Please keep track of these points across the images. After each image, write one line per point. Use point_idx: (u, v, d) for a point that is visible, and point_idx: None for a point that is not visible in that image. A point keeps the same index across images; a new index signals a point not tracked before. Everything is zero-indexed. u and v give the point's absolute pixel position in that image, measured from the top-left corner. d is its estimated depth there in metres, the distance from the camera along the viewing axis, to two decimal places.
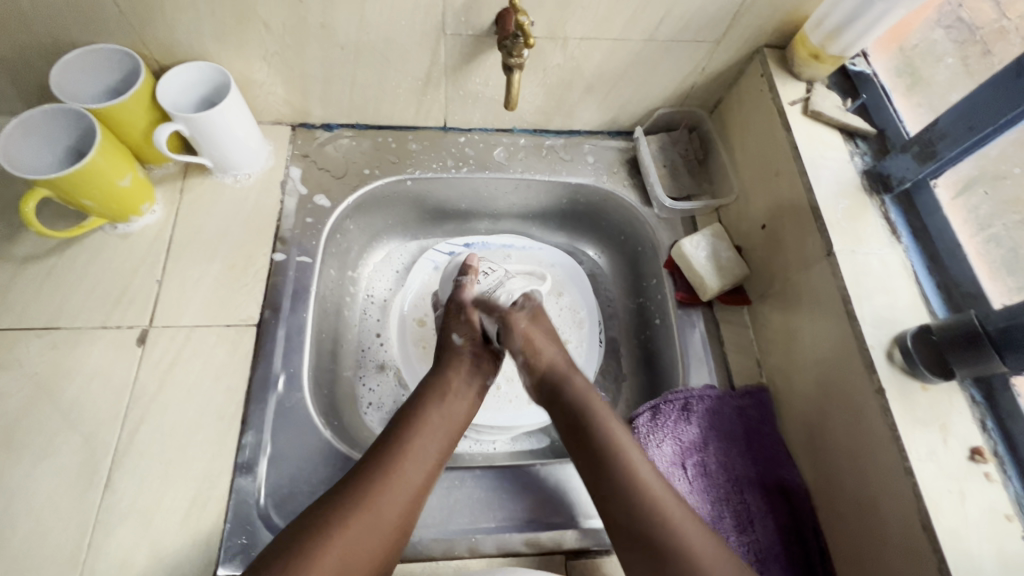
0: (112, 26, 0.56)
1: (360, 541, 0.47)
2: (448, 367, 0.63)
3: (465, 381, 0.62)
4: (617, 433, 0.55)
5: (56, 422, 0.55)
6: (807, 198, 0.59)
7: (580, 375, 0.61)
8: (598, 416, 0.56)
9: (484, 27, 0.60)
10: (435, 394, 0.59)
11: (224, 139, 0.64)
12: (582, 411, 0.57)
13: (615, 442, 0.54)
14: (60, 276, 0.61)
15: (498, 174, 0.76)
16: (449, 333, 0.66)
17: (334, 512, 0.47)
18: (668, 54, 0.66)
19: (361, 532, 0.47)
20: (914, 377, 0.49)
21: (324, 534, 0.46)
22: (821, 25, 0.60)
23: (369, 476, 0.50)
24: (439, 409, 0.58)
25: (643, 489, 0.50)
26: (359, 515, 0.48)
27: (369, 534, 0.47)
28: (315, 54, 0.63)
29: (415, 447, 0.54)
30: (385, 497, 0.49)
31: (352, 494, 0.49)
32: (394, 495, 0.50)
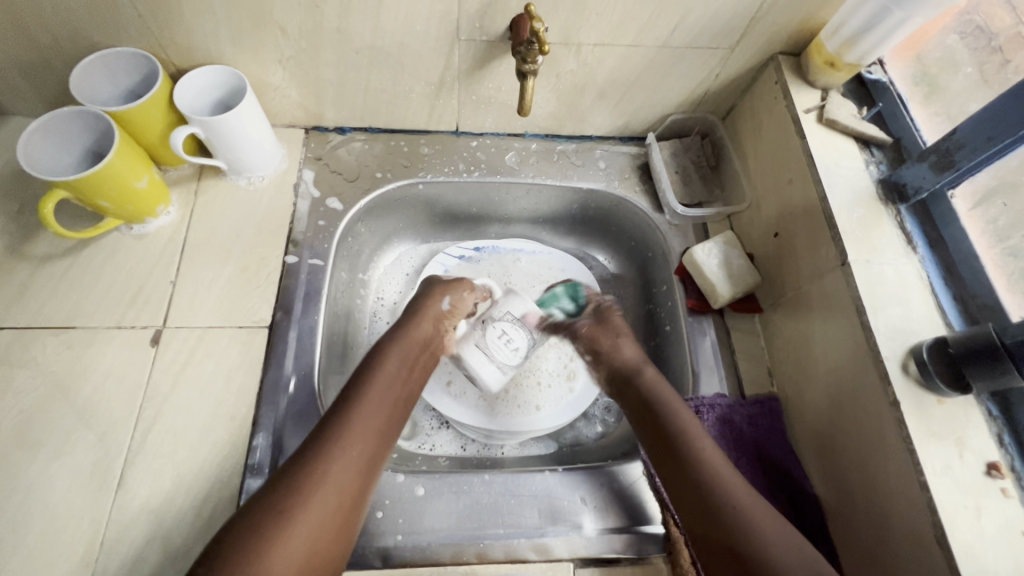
0: (131, 29, 0.57)
1: (325, 511, 0.46)
2: (405, 327, 0.62)
3: (425, 343, 0.62)
4: (687, 422, 0.55)
5: (71, 420, 0.55)
6: (822, 206, 0.58)
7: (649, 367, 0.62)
8: (669, 409, 0.57)
9: (498, 33, 0.60)
10: (389, 357, 0.58)
11: (239, 141, 0.64)
12: (652, 405, 0.58)
13: (688, 430, 0.54)
14: (77, 275, 0.62)
15: (510, 179, 0.76)
16: (439, 294, 0.67)
17: (291, 486, 0.46)
18: (681, 60, 0.66)
19: (324, 502, 0.46)
20: (929, 390, 0.48)
21: (284, 513, 0.44)
22: (837, 33, 0.60)
23: (324, 442, 0.49)
24: (406, 358, 0.59)
25: (713, 475, 0.50)
26: (317, 484, 0.46)
27: (330, 503, 0.46)
28: (329, 58, 0.63)
29: (366, 409, 0.52)
30: (342, 460, 0.48)
31: (306, 465, 0.47)
32: (352, 457, 0.49)
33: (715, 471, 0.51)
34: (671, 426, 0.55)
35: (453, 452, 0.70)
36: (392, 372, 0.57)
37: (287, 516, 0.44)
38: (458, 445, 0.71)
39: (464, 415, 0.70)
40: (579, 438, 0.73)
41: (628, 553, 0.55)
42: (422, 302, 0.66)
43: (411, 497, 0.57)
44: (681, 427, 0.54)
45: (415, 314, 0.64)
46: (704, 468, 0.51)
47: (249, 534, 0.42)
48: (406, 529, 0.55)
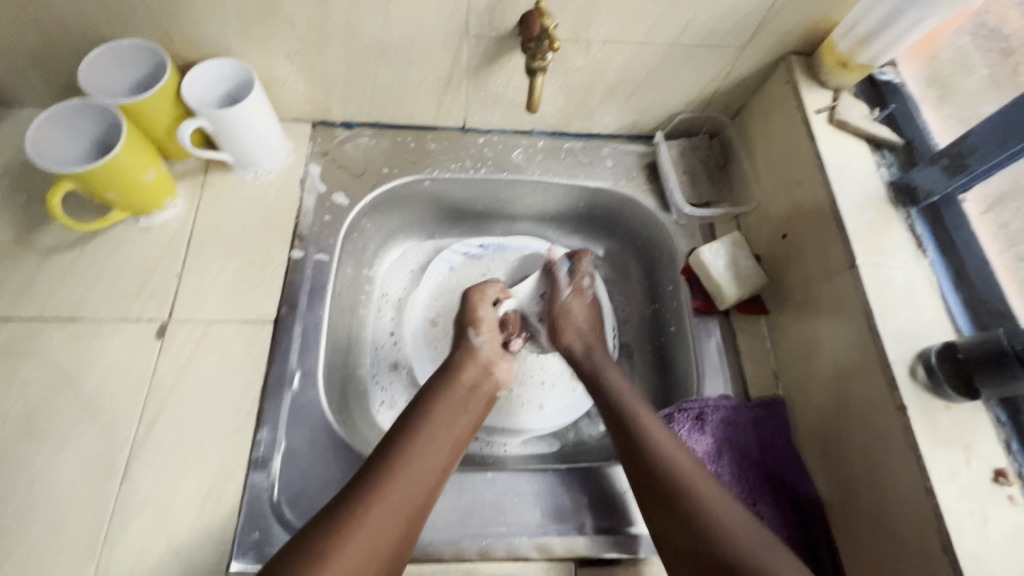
0: (139, 21, 0.57)
1: (354, 566, 0.44)
2: (454, 368, 0.62)
3: (472, 388, 0.61)
4: (645, 416, 0.56)
5: (76, 412, 0.56)
6: (831, 209, 0.58)
7: (613, 366, 0.65)
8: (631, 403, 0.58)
9: (508, 30, 0.60)
10: (437, 405, 0.57)
11: (246, 135, 0.64)
12: (612, 400, 0.59)
13: (647, 425, 0.55)
14: (83, 267, 0.62)
15: (516, 176, 0.76)
16: (466, 328, 0.66)
17: (328, 533, 0.45)
18: (691, 59, 0.65)
19: (354, 556, 0.45)
20: (937, 396, 0.48)
21: (317, 561, 0.43)
22: (850, 33, 0.59)
23: (364, 493, 0.48)
24: (450, 416, 0.57)
25: (677, 468, 0.51)
26: (351, 536, 0.45)
27: (360, 558, 0.45)
28: (337, 52, 0.63)
29: (410, 462, 0.51)
30: (380, 512, 0.47)
31: (344, 514, 0.46)
32: (389, 510, 0.48)
33: (680, 465, 0.52)
34: (632, 420, 0.56)
35: None
36: (436, 429, 0.55)
37: (320, 566, 0.43)
38: None
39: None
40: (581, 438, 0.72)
41: (630, 554, 0.55)
42: (456, 343, 0.66)
43: None
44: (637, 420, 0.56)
45: (465, 356, 0.63)
46: (664, 457, 0.52)
47: None
48: None
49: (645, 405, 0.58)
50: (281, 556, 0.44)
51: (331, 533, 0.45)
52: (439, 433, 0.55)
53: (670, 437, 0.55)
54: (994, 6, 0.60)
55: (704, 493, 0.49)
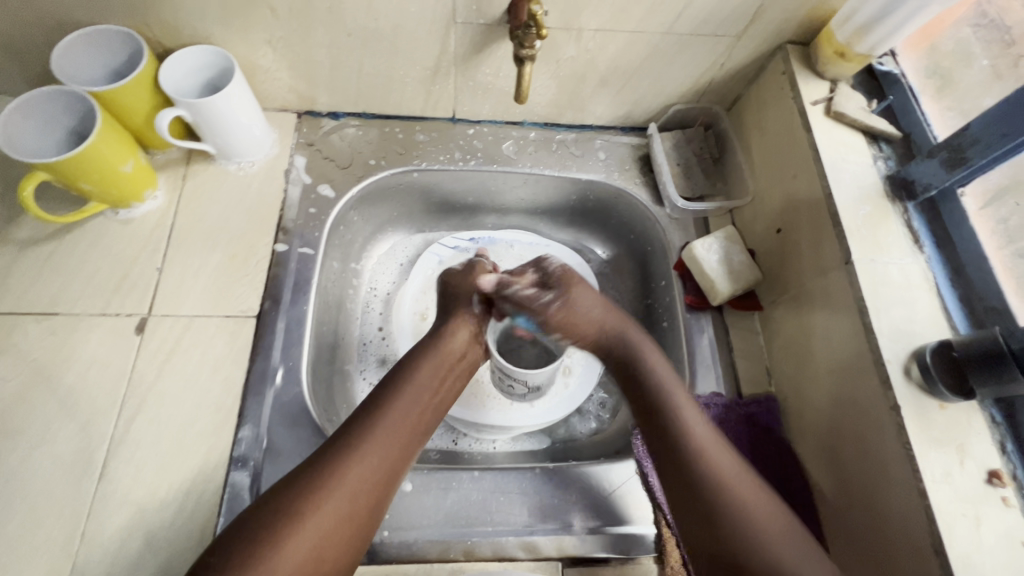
0: (113, 5, 0.55)
1: (331, 526, 0.44)
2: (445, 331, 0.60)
3: (460, 353, 0.60)
4: (683, 410, 0.53)
5: (53, 409, 0.54)
6: (827, 203, 0.56)
7: (655, 354, 0.57)
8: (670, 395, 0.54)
9: (496, 16, 0.58)
10: (424, 360, 0.57)
11: (228, 125, 0.62)
12: (651, 399, 0.55)
13: (685, 421, 0.52)
14: (60, 260, 0.61)
15: (507, 168, 0.74)
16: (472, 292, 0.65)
17: (306, 493, 0.45)
18: (686, 48, 0.64)
19: (330, 517, 0.45)
20: (931, 395, 0.47)
21: (293, 522, 0.43)
22: (848, 22, 0.57)
23: (342, 451, 0.48)
24: (434, 376, 0.56)
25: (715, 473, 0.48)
26: (328, 495, 0.45)
27: (336, 519, 0.45)
28: (320, 39, 0.61)
29: (392, 423, 0.51)
30: (359, 472, 0.47)
31: (323, 470, 0.46)
32: (368, 470, 0.48)
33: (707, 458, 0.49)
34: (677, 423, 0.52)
35: (444, 446, 0.69)
36: (420, 388, 0.55)
37: (297, 521, 0.43)
38: (450, 439, 0.70)
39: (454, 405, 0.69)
40: (571, 434, 0.71)
41: (620, 553, 0.55)
42: (456, 301, 0.64)
43: (398, 494, 0.56)
44: (680, 422, 0.52)
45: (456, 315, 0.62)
46: (711, 476, 0.48)
47: (247, 544, 0.42)
48: (392, 525, 0.54)
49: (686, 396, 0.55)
50: (256, 514, 0.44)
51: (309, 487, 0.45)
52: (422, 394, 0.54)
53: (719, 447, 0.50)
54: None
55: (733, 489, 0.47)
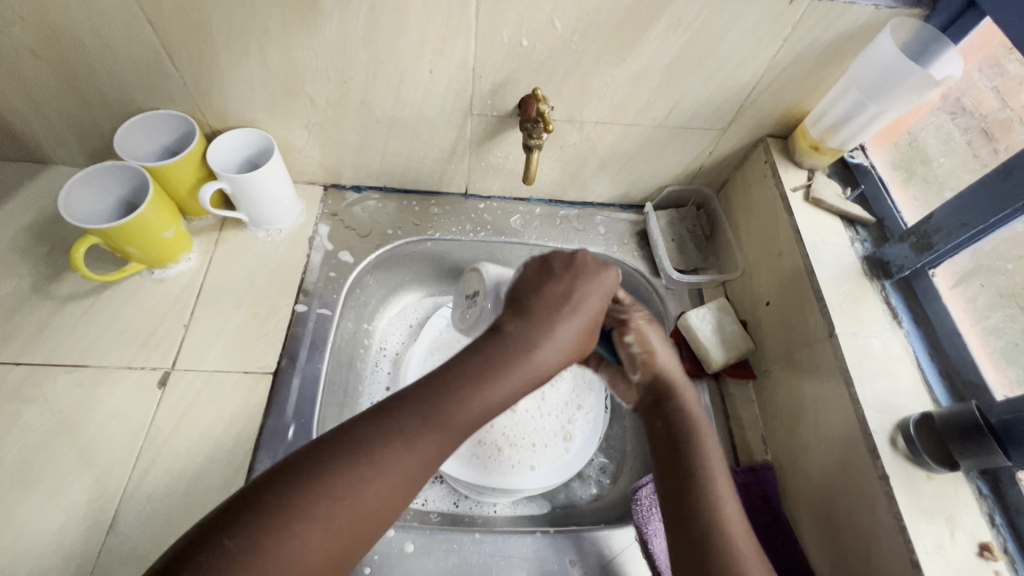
0: (175, 94, 0.64)
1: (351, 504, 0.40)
2: (539, 324, 0.51)
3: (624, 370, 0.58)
4: (713, 461, 0.50)
5: (72, 460, 0.56)
6: (810, 279, 0.61)
7: (694, 395, 0.56)
8: (695, 429, 0.53)
9: (508, 109, 0.66)
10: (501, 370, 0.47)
11: (261, 196, 0.69)
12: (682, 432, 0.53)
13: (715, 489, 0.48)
14: (94, 316, 0.65)
15: (514, 239, 0.80)
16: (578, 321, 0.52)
17: (331, 469, 0.40)
18: (677, 138, 0.71)
19: (357, 488, 0.40)
20: (918, 466, 0.49)
21: (322, 487, 0.40)
22: (821, 120, 0.65)
23: (386, 430, 0.43)
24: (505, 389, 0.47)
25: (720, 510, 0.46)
26: (372, 461, 0.41)
27: (374, 487, 0.41)
28: (351, 124, 0.68)
29: (449, 417, 0.45)
30: (430, 437, 0.44)
31: (406, 422, 0.44)
32: (433, 445, 0.44)
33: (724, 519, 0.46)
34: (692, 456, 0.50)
35: (445, 508, 0.70)
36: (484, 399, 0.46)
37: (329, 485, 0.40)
38: (450, 501, 0.71)
39: (414, 375, 0.77)
40: (571, 499, 0.73)
41: None
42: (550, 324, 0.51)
43: (399, 554, 0.56)
44: (712, 496, 0.47)
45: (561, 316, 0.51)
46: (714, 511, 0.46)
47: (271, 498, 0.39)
48: None
49: (721, 459, 0.51)
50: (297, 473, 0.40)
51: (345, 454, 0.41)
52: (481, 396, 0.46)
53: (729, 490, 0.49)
54: (969, 90, 0.62)
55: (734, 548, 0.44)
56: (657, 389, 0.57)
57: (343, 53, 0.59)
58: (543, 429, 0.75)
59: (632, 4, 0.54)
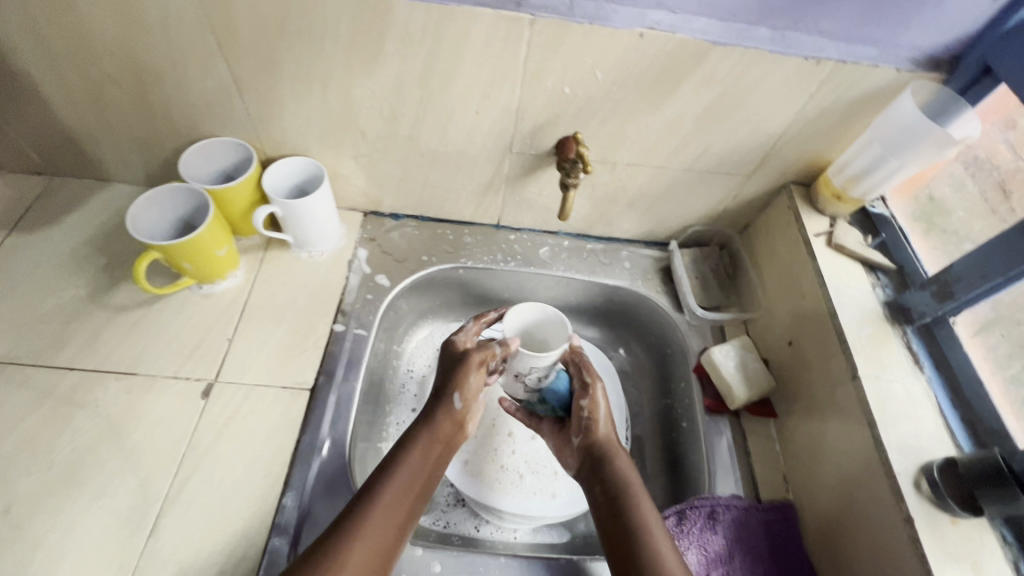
0: (238, 124, 0.68)
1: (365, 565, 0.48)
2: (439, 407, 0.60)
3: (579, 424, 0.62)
4: (646, 514, 0.54)
5: (117, 464, 0.59)
6: (833, 322, 0.63)
7: (621, 453, 0.60)
8: (626, 485, 0.56)
9: (546, 149, 0.70)
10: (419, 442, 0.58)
11: (309, 220, 0.73)
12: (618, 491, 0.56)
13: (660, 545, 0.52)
14: (145, 326, 0.68)
15: (542, 270, 0.83)
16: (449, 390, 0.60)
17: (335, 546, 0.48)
18: (703, 181, 0.75)
19: (360, 553, 0.48)
20: (943, 510, 0.50)
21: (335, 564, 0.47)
22: (843, 171, 0.68)
23: (367, 497, 0.52)
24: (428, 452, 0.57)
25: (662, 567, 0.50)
26: (362, 524, 0.50)
27: (375, 546, 0.49)
28: (396, 157, 0.73)
29: (406, 472, 0.55)
30: (398, 489, 0.53)
31: (374, 487, 0.53)
32: (404, 498, 0.53)
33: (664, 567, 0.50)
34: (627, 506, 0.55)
35: (467, 532, 0.72)
36: (419, 458, 0.56)
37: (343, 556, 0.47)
38: (472, 525, 0.73)
39: None
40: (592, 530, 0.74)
41: None
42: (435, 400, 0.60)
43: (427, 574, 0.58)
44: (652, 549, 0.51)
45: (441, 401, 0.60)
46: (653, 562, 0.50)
47: None
48: None
49: (651, 508, 0.55)
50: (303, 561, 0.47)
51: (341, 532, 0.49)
52: (421, 457, 0.57)
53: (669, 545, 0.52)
54: (986, 147, 0.65)
55: None
56: (595, 455, 0.60)
57: (398, 93, 0.63)
58: None
59: (670, 59, 0.58)
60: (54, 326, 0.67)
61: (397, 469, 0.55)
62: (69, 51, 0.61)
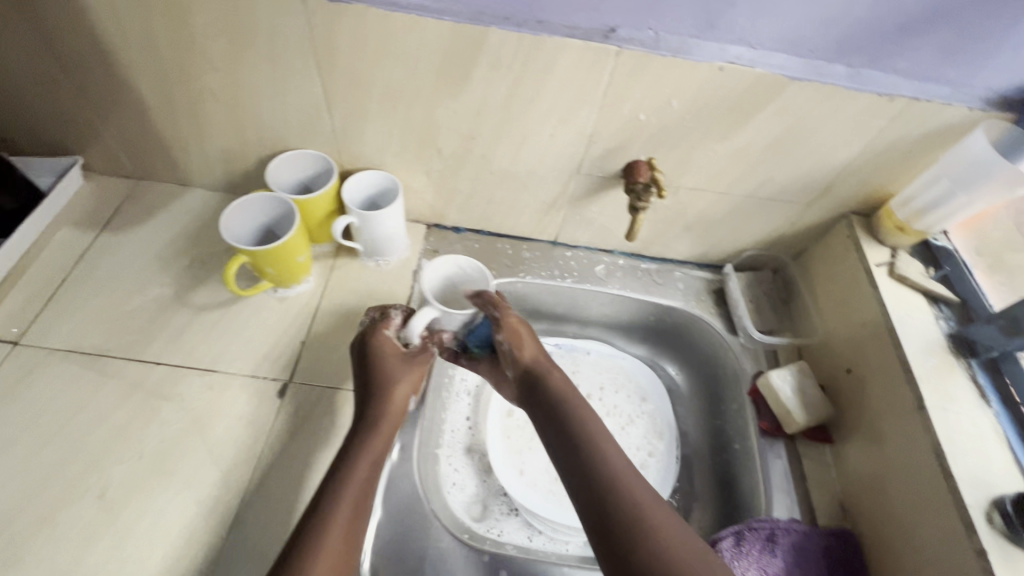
0: (322, 137, 0.72)
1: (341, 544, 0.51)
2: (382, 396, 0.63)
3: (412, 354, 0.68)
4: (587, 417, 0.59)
5: (201, 457, 0.62)
6: (896, 351, 0.64)
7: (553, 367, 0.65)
8: (563, 395, 0.62)
9: (613, 172, 0.73)
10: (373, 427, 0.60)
11: (381, 232, 0.76)
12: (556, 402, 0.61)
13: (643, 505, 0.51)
14: (224, 326, 0.72)
15: (598, 288, 0.85)
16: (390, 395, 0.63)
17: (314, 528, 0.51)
18: (763, 208, 0.77)
19: (333, 533, 0.51)
20: (1016, 545, 0.51)
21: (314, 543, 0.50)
22: (908, 204, 0.69)
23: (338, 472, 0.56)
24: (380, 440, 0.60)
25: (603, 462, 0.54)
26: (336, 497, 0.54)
27: (344, 524, 0.52)
28: (466, 174, 0.76)
29: (368, 450, 0.58)
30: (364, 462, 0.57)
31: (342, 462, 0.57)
32: (366, 470, 0.57)
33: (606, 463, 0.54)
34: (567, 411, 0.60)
35: (519, 541, 0.73)
36: (375, 440, 0.59)
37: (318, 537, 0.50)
38: (525, 535, 0.74)
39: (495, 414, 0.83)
40: None
41: None
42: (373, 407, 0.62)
43: None
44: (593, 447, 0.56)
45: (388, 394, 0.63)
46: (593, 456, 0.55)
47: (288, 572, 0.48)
48: None
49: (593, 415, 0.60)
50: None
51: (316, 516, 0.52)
52: (377, 439, 0.60)
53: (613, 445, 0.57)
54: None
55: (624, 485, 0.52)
56: (530, 378, 0.65)
57: (479, 115, 0.66)
58: None
59: (746, 92, 0.61)
60: (142, 322, 0.71)
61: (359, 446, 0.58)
62: (177, 66, 0.65)
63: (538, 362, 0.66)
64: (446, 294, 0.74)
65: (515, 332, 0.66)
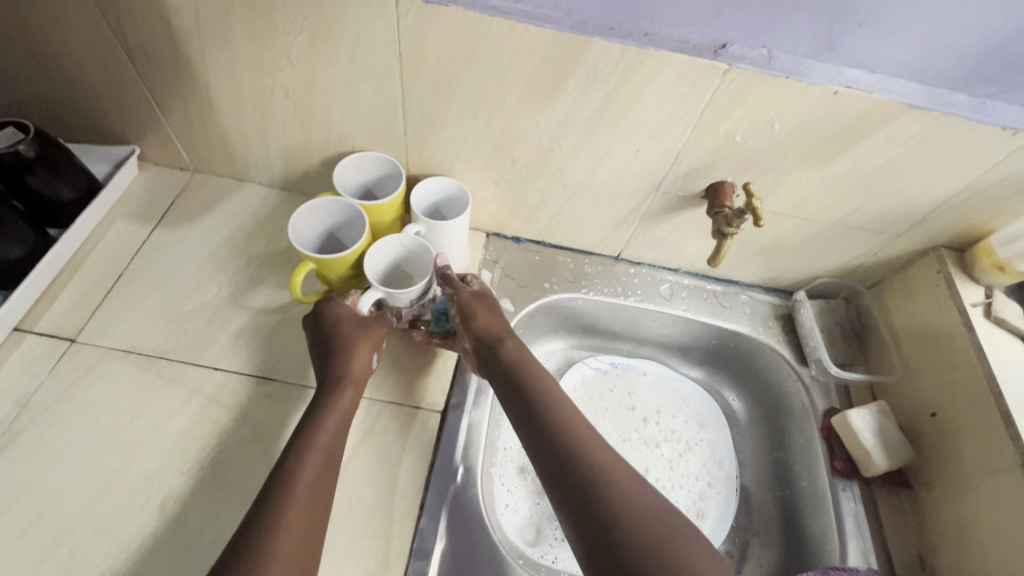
0: (392, 140, 0.69)
1: (305, 513, 0.48)
2: (339, 359, 0.60)
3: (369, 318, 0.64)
4: (555, 391, 0.58)
5: (260, 470, 0.60)
6: (996, 400, 0.60)
7: (509, 336, 0.63)
8: (528, 366, 0.60)
9: (695, 192, 0.69)
10: (328, 393, 0.58)
11: (447, 243, 0.72)
12: (518, 371, 0.59)
13: (613, 473, 0.50)
14: (282, 331, 0.69)
15: (661, 308, 0.82)
16: (345, 356, 0.61)
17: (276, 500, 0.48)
18: (846, 236, 0.73)
19: (297, 502, 0.49)
20: None
21: (279, 516, 0.47)
22: (1011, 243, 0.65)
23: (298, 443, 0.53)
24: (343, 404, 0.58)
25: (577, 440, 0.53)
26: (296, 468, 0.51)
27: (308, 493, 0.50)
28: (538, 185, 0.73)
29: (330, 420, 0.56)
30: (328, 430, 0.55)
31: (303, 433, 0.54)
32: (329, 438, 0.54)
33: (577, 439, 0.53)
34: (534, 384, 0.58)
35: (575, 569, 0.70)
36: (335, 408, 0.57)
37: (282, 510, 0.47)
38: None
39: None
40: None
41: None
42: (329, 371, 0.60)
43: None
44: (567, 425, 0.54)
45: (346, 355, 0.61)
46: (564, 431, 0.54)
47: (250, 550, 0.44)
48: None
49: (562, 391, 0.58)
50: (242, 532, 0.46)
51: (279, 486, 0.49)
52: (337, 409, 0.57)
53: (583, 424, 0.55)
54: None
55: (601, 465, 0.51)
56: (483, 345, 0.62)
57: (563, 126, 0.63)
58: (682, 496, 0.76)
59: (859, 117, 0.57)
60: (199, 324, 0.68)
61: (319, 416, 0.56)
62: (249, 59, 0.62)
63: (498, 330, 0.63)
64: (395, 272, 0.70)
65: (471, 304, 0.65)
